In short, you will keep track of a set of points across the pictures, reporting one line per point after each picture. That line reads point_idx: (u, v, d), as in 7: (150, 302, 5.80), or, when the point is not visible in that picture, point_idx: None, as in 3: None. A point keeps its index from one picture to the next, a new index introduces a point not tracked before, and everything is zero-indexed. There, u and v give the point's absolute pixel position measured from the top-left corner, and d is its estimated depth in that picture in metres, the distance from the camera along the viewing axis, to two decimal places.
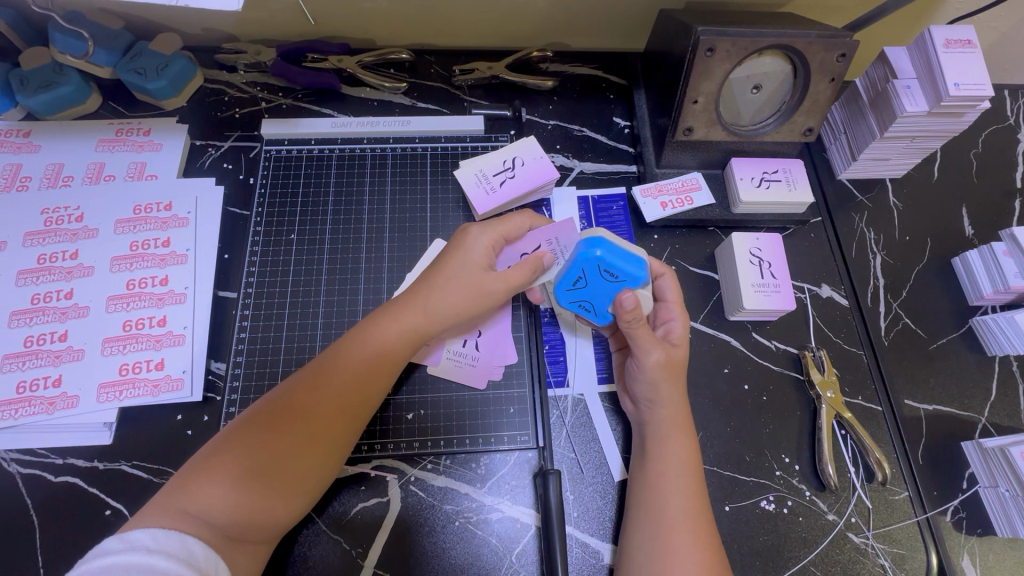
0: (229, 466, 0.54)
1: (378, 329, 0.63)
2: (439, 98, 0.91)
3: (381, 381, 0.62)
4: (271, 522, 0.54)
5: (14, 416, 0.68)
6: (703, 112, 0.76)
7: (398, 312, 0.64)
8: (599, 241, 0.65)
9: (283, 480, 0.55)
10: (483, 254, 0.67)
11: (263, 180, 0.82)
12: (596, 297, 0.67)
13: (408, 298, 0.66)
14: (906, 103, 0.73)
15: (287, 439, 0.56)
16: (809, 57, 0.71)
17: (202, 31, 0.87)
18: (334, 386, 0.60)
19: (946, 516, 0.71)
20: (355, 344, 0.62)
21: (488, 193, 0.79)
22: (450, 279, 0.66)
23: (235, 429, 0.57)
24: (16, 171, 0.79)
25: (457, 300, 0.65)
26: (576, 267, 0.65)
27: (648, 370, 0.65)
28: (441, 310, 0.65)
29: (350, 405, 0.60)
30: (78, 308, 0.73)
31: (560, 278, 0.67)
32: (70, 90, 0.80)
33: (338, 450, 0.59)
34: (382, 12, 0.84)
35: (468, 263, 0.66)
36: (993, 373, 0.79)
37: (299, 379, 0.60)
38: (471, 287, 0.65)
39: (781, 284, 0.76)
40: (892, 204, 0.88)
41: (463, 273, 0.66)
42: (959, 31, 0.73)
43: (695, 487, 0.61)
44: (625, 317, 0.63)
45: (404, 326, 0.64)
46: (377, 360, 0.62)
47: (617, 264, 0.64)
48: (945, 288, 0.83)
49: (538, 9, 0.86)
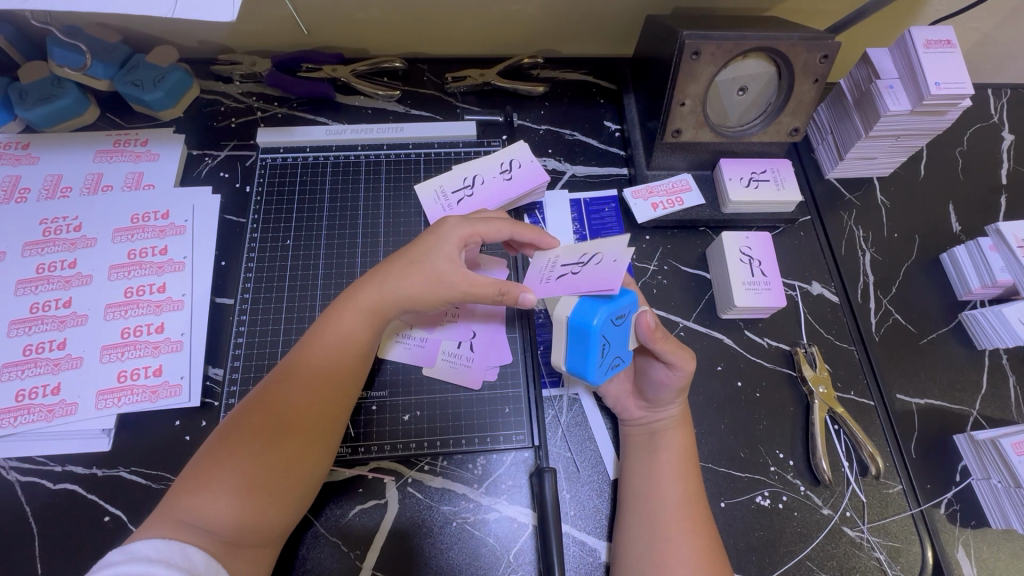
0: (223, 470, 0.54)
1: (337, 318, 0.64)
2: (432, 104, 0.92)
3: (352, 370, 0.63)
4: (271, 524, 0.55)
5: (12, 424, 0.68)
6: (691, 114, 0.77)
7: (355, 296, 0.65)
8: (592, 307, 0.59)
9: (279, 479, 0.56)
10: (450, 250, 0.64)
11: (259, 187, 0.83)
12: (618, 346, 0.63)
13: (364, 283, 0.66)
14: (890, 102, 0.75)
15: (277, 441, 0.57)
16: (792, 58, 0.73)
17: (198, 43, 0.89)
18: (306, 382, 0.61)
19: (940, 508, 0.72)
20: (322, 339, 0.63)
21: (543, 282, 0.62)
22: (416, 270, 0.64)
23: (217, 443, 0.57)
24: (15, 183, 0.80)
25: (415, 287, 0.64)
26: (596, 342, 0.59)
27: (681, 376, 0.66)
28: (395, 290, 0.64)
29: (327, 399, 0.61)
30: (77, 316, 0.74)
31: (588, 364, 0.61)
32: (68, 102, 0.82)
33: (326, 444, 0.61)
34: (374, 21, 0.86)
35: (437, 252, 0.64)
36: (983, 366, 0.79)
37: (271, 383, 0.61)
38: (428, 276, 0.64)
39: (771, 281, 0.77)
40: (879, 202, 0.89)
41: (427, 258, 0.65)
42: (938, 32, 0.75)
43: (691, 478, 0.65)
44: (655, 336, 0.63)
45: (365, 309, 0.64)
46: (346, 351, 0.63)
47: (621, 306, 0.60)
48: (934, 283, 0.84)
49: (528, 16, 0.87)
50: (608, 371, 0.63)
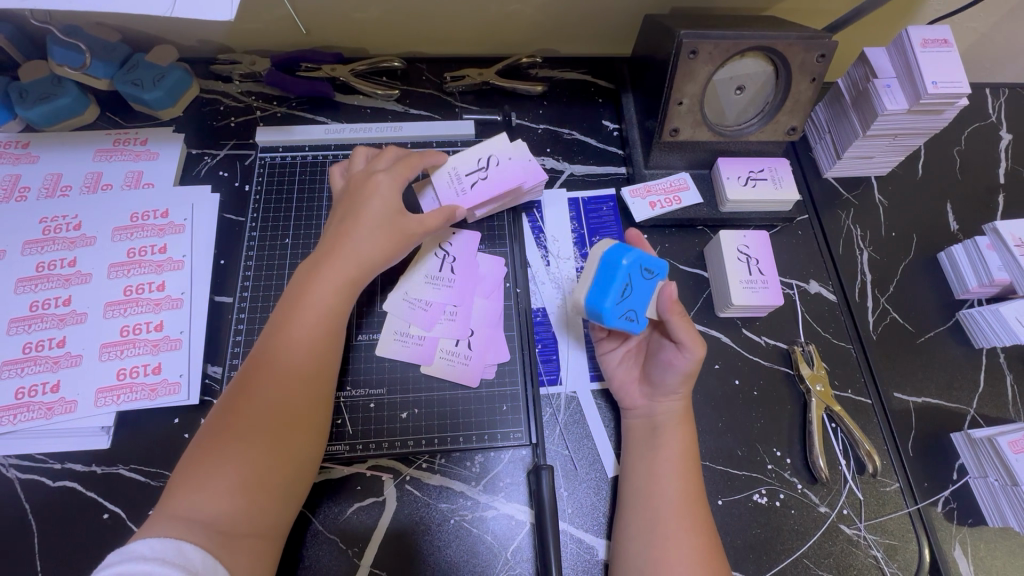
0: (214, 471, 0.54)
1: (305, 300, 0.64)
2: (431, 104, 0.92)
3: (326, 349, 0.64)
4: (269, 513, 0.56)
5: (12, 422, 0.68)
6: (688, 113, 0.78)
7: (323, 273, 0.65)
8: (623, 250, 0.65)
9: (270, 463, 0.57)
10: (390, 196, 0.70)
11: (258, 186, 0.84)
12: (638, 304, 0.66)
13: (330, 257, 0.67)
14: (887, 101, 0.75)
15: (262, 423, 0.57)
16: (789, 58, 0.73)
17: (198, 43, 0.89)
18: (281, 362, 0.61)
19: (937, 506, 0.72)
20: (292, 324, 0.63)
21: (460, 195, 0.76)
22: (369, 226, 0.68)
23: (201, 446, 0.56)
24: (15, 182, 0.80)
25: (377, 243, 0.68)
26: (620, 280, 0.64)
27: (689, 363, 0.66)
28: (365, 252, 0.67)
29: (305, 376, 0.61)
30: (76, 314, 0.74)
31: (604, 300, 0.64)
32: (68, 101, 0.82)
33: (314, 428, 0.61)
34: (374, 21, 0.87)
35: (379, 206, 0.69)
36: (980, 365, 0.80)
37: (245, 378, 0.60)
38: (387, 228, 0.69)
39: (769, 280, 0.78)
40: (877, 201, 0.89)
41: (374, 212, 0.69)
42: (935, 31, 0.75)
43: (691, 475, 0.65)
44: (672, 309, 0.65)
45: (334, 283, 0.65)
46: (318, 327, 0.64)
47: (649, 259, 0.66)
48: (931, 282, 0.84)
49: (526, 16, 0.88)
50: (620, 321, 0.65)
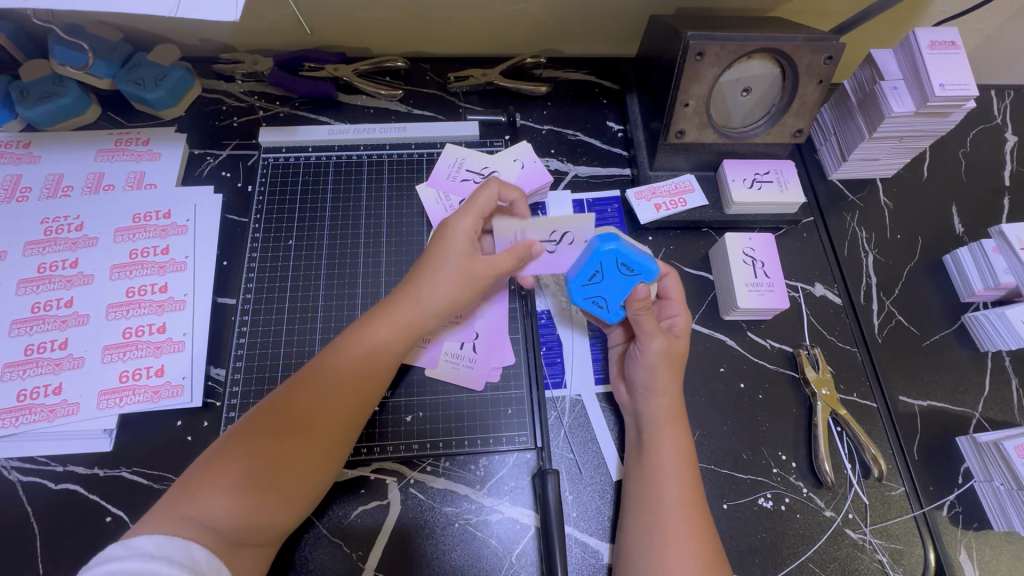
0: (237, 466, 0.54)
1: (373, 331, 0.64)
2: (435, 104, 0.92)
3: (377, 381, 0.63)
4: (274, 525, 0.55)
5: (13, 424, 0.68)
6: (694, 115, 0.77)
7: (392, 310, 0.65)
8: (612, 236, 0.63)
9: (286, 480, 0.56)
10: (466, 241, 0.65)
11: (261, 187, 0.83)
12: (609, 293, 0.66)
13: (400, 294, 0.66)
14: (894, 104, 0.75)
15: (295, 445, 0.57)
16: (797, 59, 0.73)
17: (200, 42, 0.88)
18: (333, 392, 0.60)
19: (942, 510, 0.72)
20: (352, 345, 0.63)
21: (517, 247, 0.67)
22: (441, 272, 0.64)
23: (239, 433, 0.57)
24: (16, 182, 0.80)
25: (447, 292, 0.64)
26: (591, 263, 0.64)
27: (651, 356, 0.66)
28: (431, 301, 0.64)
29: (349, 412, 0.61)
30: (78, 316, 0.73)
31: (574, 274, 0.66)
32: (70, 100, 0.82)
33: (340, 451, 0.61)
34: (377, 21, 0.86)
35: (455, 253, 0.64)
36: (986, 368, 0.79)
37: (297, 380, 0.61)
38: (459, 276, 0.64)
39: (774, 283, 0.77)
40: (882, 203, 0.89)
41: (450, 257, 0.65)
42: (943, 33, 0.75)
43: (691, 481, 0.62)
44: (635, 305, 0.65)
45: (402, 325, 0.64)
46: (375, 364, 0.63)
47: (633, 257, 0.63)
48: (937, 285, 0.84)
49: (531, 16, 0.87)
50: (586, 300, 0.67)
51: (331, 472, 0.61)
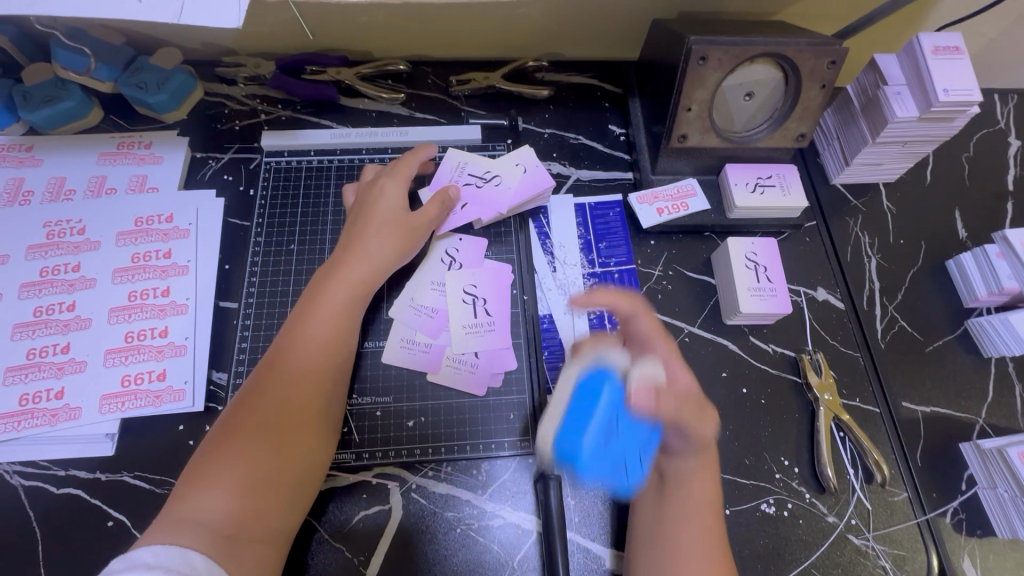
0: (226, 465, 0.56)
1: (327, 299, 0.68)
2: (436, 108, 0.92)
3: (341, 348, 0.66)
4: (269, 517, 0.56)
5: (16, 429, 0.68)
6: (697, 119, 0.77)
7: (341, 275, 0.69)
8: (590, 378, 0.69)
9: (274, 466, 0.57)
10: (396, 196, 0.76)
11: (263, 191, 0.83)
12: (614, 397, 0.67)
13: (344, 262, 0.71)
14: (896, 109, 0.75)
15: (276, 424, 0.59)
16: (800, 64, 0.73)
17: (202, 45, 0.88)
18: (299, 365, 0.63)
19: (946, 517, 0.71)
20: (310, 321, 0.66)
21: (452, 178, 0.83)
22: (381, 229, 0.73)
23: (218, 437, 0.58)
24: (18, 185, 0.80)
25: (388, 245, 0.73)
26: (585, 402, 0.69)
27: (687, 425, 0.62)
28: (382, 255, 0.72)
29: (320, 379, 0.63)
30: (80, 320, 0.73)
31: (572, 426, 0.69)
32: (71, 104, 0.82)
33: (327, 425, 0.63)
34: (380, 25, 0.86)
35: (385, 209, 0.74)
36: (990, 374, 0.79)
37: (265, 372, 0.63)
38: (395, 227, 0.74)
39: (777, 288, 0.77)
40: (886, 208, 0.89)
41: (383, 217, 0.74)
42: (947, 38, 0.74)
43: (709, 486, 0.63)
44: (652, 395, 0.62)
45: (350, 283, 0.69)
46: (336, 329, 0.67)
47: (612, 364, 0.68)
48: (940, 290, 0.84)
49: (533, 20, 0.87)
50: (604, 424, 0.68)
51: (324, 450, 0.62)
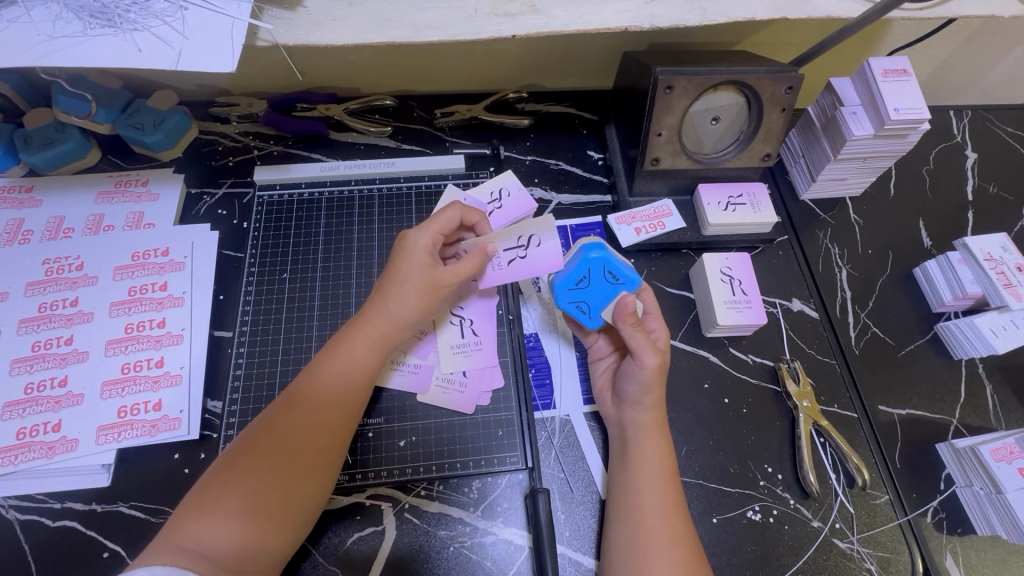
0: (228, 500, 0.56)
1: (348, 349, 0.66)
2: (422, 139, 0.96)
3: (358, 400, 0.66)
4: (266, 553, 0.56)
5: (12, 463, 0.69)
6: (667, 143, 0.82)
7: (364, 326, 0.67)
8: (598, 246, 0.74)
9: (278, 505, 0.58)
10: (427, 246, 0.70)
11: (256, 224, 0.86)
12: (594, 299, 0.73)
13: (369, 309, 0.69)
14: (853, 128, 0.79)
15: (286, 466, 0.59)
16: (760, 90, 0.77)
17: (196, 87, 0.93)
18: (316, 411, 0.63)
19: (926, 517, 0.73)
20: (329, 368, 0.65)
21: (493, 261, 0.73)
22: (404, 285, 0.68)
23: (225, 465, 0.59)
24: (18, 226, 0.83)
25: (412, 304, 0.68)
26: (581, 267, 0.73)
27: (646, 372, 0.67)
28: (401, 313, 0.68)
29: (334, 430, 0.63)
30: (78, 353, 0.75)
31: (562, 278, 0.73)
32: (72, 145, 0.85)
33: (331, 469, 0.63)
34: (366, 64, 0.91)
35: (413, 261, 0.69)
36: (961, 376, 0.82)
37: (279, 409, 0.63)
38: (422, 283, 0.68)
39: (752, 300, 0.80)
40: (853, 221, 0.93)
41: (413, 270, 0.69)
42: (894, 62, 0.80)
43: (671, 485, 0.64)
44: (626, 321, 0.67)
45: (366, 334, 0.67)
46: (352, 379, 0.66)
47: (620, 268, 0.73)
48: (909, 296, 0.88)
49: (511, 56, 0.92)
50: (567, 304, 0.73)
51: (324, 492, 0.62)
